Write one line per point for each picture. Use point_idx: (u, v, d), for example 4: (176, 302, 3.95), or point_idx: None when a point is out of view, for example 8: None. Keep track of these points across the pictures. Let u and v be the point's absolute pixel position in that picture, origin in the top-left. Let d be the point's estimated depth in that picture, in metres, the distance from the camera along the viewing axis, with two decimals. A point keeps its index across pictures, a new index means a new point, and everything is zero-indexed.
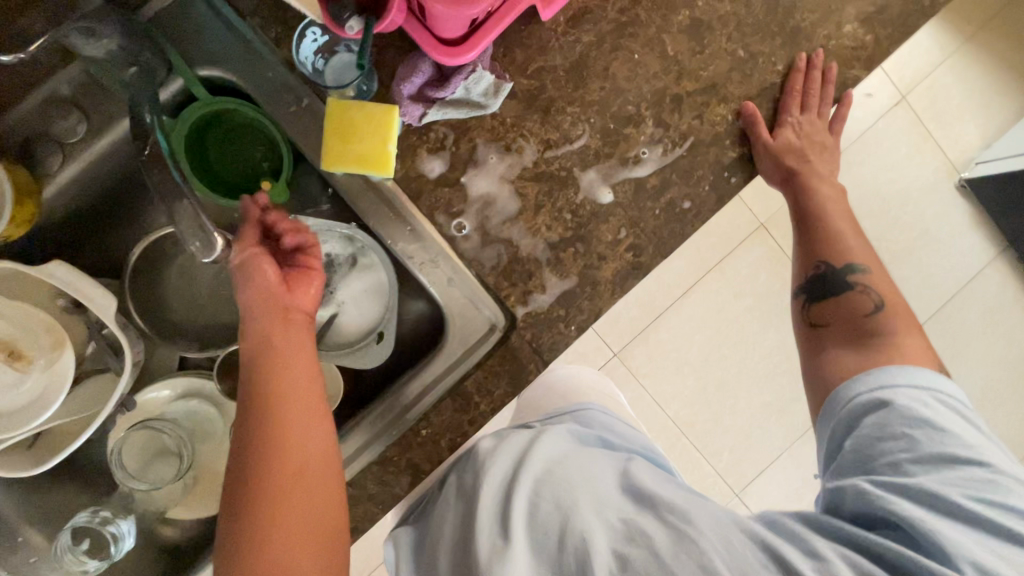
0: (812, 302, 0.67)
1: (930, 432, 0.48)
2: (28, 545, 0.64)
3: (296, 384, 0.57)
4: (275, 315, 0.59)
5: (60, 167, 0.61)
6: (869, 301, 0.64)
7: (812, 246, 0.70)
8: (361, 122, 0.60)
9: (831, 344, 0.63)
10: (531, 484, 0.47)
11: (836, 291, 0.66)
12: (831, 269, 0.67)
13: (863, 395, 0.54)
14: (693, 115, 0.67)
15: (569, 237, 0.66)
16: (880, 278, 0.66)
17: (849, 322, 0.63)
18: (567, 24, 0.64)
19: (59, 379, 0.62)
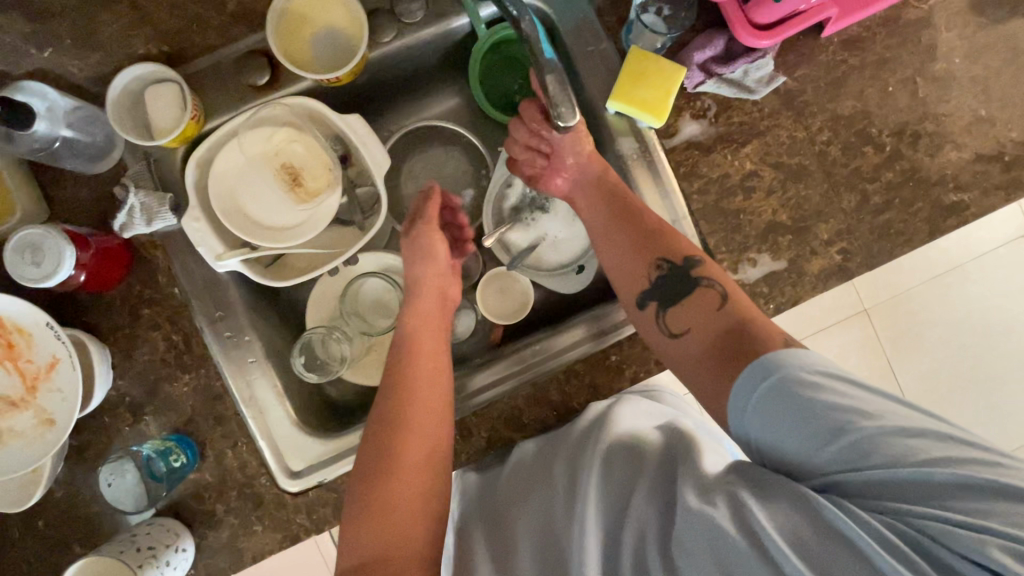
0: (662, 313, 0.62)
1: (861, 398, 0.46)
2: (247, 348, 0.70)
3: (431, 361, 0.65)
4: (421, 313, 0.70)
5: (388, 40, 0.70)
6: (715, 296, 0.59)
7: (656, 244, 0.64)
8: (653, 72, 0.68)
9: (696, 358, 0.57)
10: (602, 453, 0.58)
11: (685, 287, 0.61)
12: (672, 268, 0.63)
13: (790, 373, 0.48)
14: (927, 153, 0.73)
15: (789, 227, 0.72)
16: (711, 263, 0.62)
17: (718, 330, 0.57)
18: (839, 45, 0.73)
19: (320, 215, 0.71)
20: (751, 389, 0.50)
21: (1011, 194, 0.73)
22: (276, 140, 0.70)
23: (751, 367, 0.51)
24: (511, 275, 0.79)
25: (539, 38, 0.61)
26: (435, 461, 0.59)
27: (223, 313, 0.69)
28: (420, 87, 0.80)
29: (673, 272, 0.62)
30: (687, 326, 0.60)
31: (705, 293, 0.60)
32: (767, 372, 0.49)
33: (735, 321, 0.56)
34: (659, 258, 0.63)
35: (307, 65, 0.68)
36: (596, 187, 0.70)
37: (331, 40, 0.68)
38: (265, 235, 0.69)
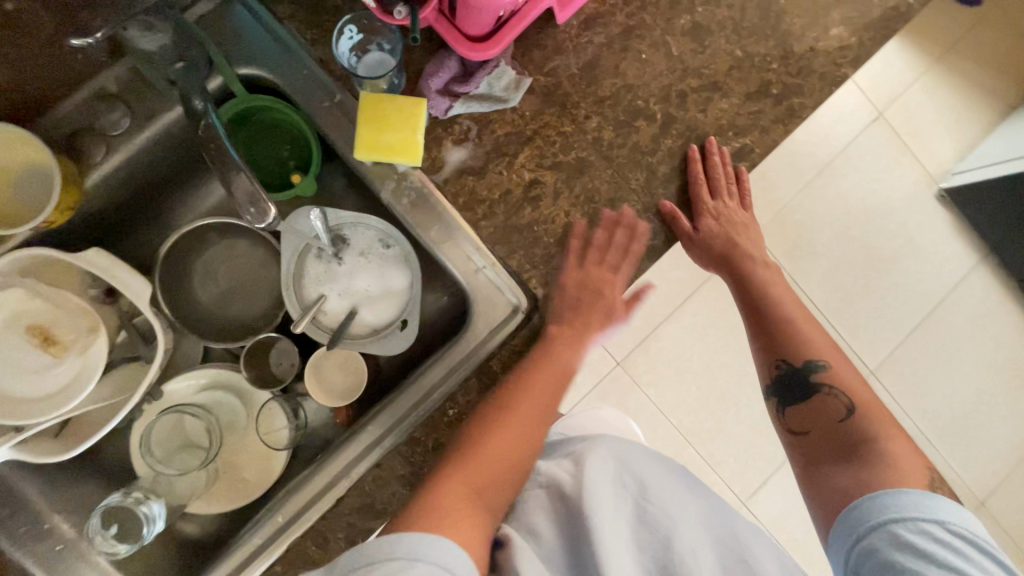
0: (785, 410, 0.72)
1: (952, 554, 0.54)
2: (53, 535, 0.63)
3: (522, 408, 0.64)
4: (547, 367, 0.67)
5: (102, 159, 0.63)
6: (842, 407, 0.68)
7: (774, 347, 0.75)
8: (391, 111, 0.64)
9: (812, 458, 0.68)
10: (636, 496, 0.59)
11: (805, 391, 0.71)
12: (790, 369, 0.73)
13: (879, 520, 0.58)
14: (699, 109, 0.72)
15: (587, 223, 0.70)
16: (838, 372, 0.70)
17: (834, 434, 0.67)
18: (580, 26, 0.70)
19: (91, 364, 0.64)
20: (874, 530, 0.58)
21: (789, 124, 0.73)
22: (9, 303, 0.62)
23: (844, 514, 0.61)
24: (339, 351, 0.74)
25: (218, 133, 0.56)
26: (472, 508, 0.56)
27: (12, 508, 0.62)
28: (175, 190, 0.71)
29: (792, 372, 0.72)
30: (808, 427, 0.70)
31: (829, 404, 0.69)
32: (870, 513, 0.59)
33: (853, 435, 0.66)
34: (779, 359, 0.74)
35: (21, 219, 0.61)
36: (717, 254, 0.80)
37: (33, 189, 0.60)
38: (26, 412, 0.61)
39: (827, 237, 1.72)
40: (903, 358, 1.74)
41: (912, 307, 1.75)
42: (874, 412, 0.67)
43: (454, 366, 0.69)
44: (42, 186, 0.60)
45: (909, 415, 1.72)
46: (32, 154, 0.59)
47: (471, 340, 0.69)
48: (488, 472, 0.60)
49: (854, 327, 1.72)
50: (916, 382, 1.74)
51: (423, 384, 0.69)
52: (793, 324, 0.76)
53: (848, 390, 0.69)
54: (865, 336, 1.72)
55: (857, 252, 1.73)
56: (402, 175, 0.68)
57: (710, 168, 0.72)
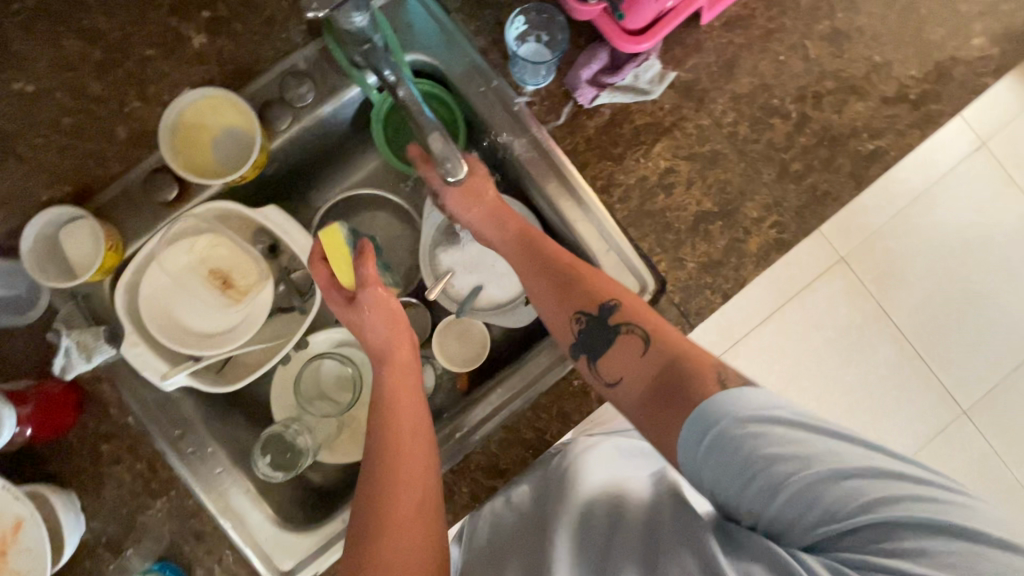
0: (595, 362, 0.58)
1: (815, 448, 0.43)
2: (213, 459, 0.69)
3: (412, 422, 0.59)
4: (395, 370, 0.63)
5: (286, 126, 0.70)
6: (639, 340, 0.56)
7: (568, 296, 0.61)
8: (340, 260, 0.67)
9: (636, 404, 0.53)
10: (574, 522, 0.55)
11: (608, 335, 0.58)
12: (591, 319, 0.59)
13: (728, 422, 0.45)
14: (834, 110, 0.73)
15: (716, 213, 0.72)
16: (625, 304, 0.58)
17: (654, 373, 0.53)
18: (722, 27, 0.73)
19: (259, 308, 0.71)
20: (727, 434, 0.45)
21: (925, 130, 0.74)
22: (199, 249, 0.70)
23: (687, 414, 0.47)
24: (463, 321, 0.79)
25: (417, 99, 0.65)
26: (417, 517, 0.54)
27: (182, 430, 0.68)
28: (333, 162, 0.79)
29: (592, 324, 0.59)
30: (619, 372, 0.56)
31: (626, 339, 0.56)
32: (721, 413, 0.45)
33: (662, 364, 0.52)
34: (575, 312, 0.60)
35: (209, 172, 0.69)
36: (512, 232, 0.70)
37: (222, 155, 0.69)
38: (206, 343, 0.69)
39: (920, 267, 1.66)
40: (996, 400, 1.66)
41: (1010, 347, 1.67)
42: (672, 336, 0.55)
43: None
44: (231, 157, 0.69)
45: (1004, 461, 1.65)
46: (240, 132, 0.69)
47: None
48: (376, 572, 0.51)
49: (945, 362, 1.65)
50: (1005, 426, 1.66)
51: (545, 357, 0.72)
52: (581, 271, 0.62)
53: (640, 317, 0.57)
54: (956, 373, 1.65)
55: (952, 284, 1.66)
56: (545, 152, 0.72)
57: (675, 156, 0.72)
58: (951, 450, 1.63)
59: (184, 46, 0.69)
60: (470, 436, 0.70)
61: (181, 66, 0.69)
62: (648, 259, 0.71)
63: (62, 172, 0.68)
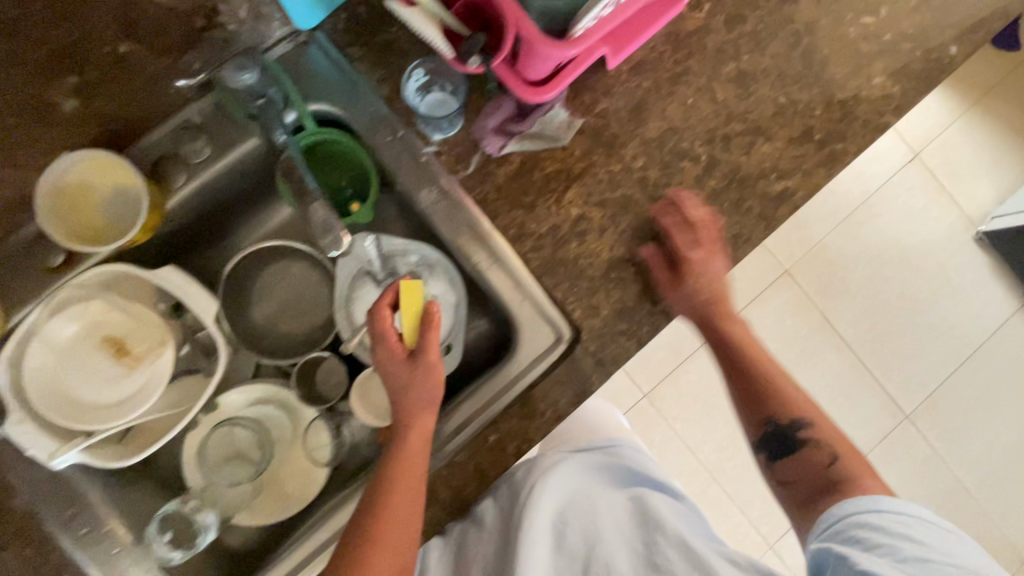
0: (774, 462, 0.71)
1: (905, 540, 0.56)
2: (111, 538, 0.65)
3: (415, 465, 0.62)
4: (417, 417, 0.64)
5: (181, 184, 0.68)
6: (824, 455, 0.69)
7: (758, 404, 0.72)
8: (406, 319, 0.65)
9: (800, 505, 0.68)
10: (557, 516, 0.69)
11: (790, 447, 0.70)
12: (779, 427, 0.71)
13: (853, 517, 0.60)
14: (742, 152, 0.74)
15: (630, 258, 0.72)
16: (818, 423, 0.70)
17: (817, 476, 0.68)
18: (629, 72, 0.73)
19: (158, 375, 0.67)
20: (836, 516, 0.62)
21: (830, 169, 0.75)
22: (91, 315, 0.67)
23: (818, 519, 0.64)
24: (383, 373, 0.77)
25: (299, 162, 0.62)
26: (399, 545, 0.59)
27: (76, 509, 0.65)
28: (243, 213, 0.77)
29: (779, 431, 0.71)
30: (794, 476, 0.69)
31: (814, 455, 0.69)
32: (842, 513, 0.62)
33: (835, 485, 0.66)
34: (766, 419, 0.71)
35: (91, 229, 0.66)
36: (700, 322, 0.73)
37: (107, 215, 0.66)
38: (101, 415, 0.65)
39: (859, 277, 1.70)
40: (939, 404, 1.69)
41: (949, 351, 1.71)
42: (856, 462, 0.68)
43: (495, 391, 0.70)
44: (116, 221, 0.66)
45: (948, 462, 1.67)
46: (132, 205, 0.65)
47: (512, 367, 0.71)
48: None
49: (889, 368, 1.69)
50: (954, 428, 1.68)
51: (463, 409, 0.71)
52: (758, 365, 0.73)
53: (831, 441, 0.69)
54: (899, 378, 1.69)
55: (889, 292, 1.71)
56: (452, 200, 0.70)
57: (588, 202, 0.72)
58: (900, 455, 1.65)
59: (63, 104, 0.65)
60: None
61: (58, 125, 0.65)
62: (562, 307, 0.71)
63: None
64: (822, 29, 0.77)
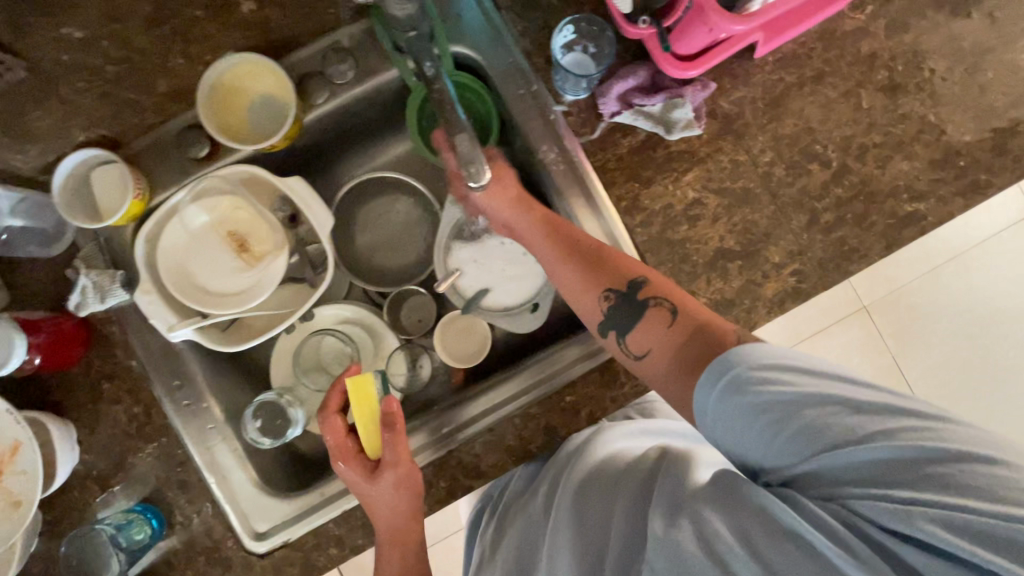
0: (625, 338, 0.58)
1: (804, 378, 0.43)
2: (207, 414, 0.71)
3: (411, 534, 0.64)
4: (402, 512, 0.63)
5: (321, 102, 0.71)
6: (665, 313, 0.56)
7: (600, 272, 0.61)
8: (363, 420, 0.63)
9: (665, 377, 0.53)
10: (573, 503, 0.58)
11: (636, 311, 0.57)
12: (619, 297, 0.59)
13: (748, 370, 0.45)
14: (876, 165, 0.71)
15: (738, 252, 0.71)
16: (653, 280, 0.58)
17: (682, 346, 0.52)
18: (774, 63, 0.71)
19: (269, 277, 0.71)
20: (724, 415, 0.46)
21: (970, 199, 0.71)
22: (221, 208, 0.71)
23: (711, 365, 0.47)
24: (467, 317, 0.80)
25: (451, 96, 0.66)
26: None
27: (181, 382, 0.70)
28: (364, 141, 0.80)
29: (622, 300, 0.58)
30: (647, 346, 0.55)
31: (653, 313, 0.56)
32: (738, 367, 0.45)
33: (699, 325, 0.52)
34: (606, 289, 0.60)
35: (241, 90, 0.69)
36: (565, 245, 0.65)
37: (250, 104, 0.70)
38: (214, 301, 0.70)
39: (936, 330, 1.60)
40: None
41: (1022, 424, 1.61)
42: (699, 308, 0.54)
43: (574, 357, 0.73)
44: (247, 113, 0.70)
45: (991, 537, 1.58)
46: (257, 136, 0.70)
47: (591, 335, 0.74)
48: None
49: None
50: None
51: (543, 366, 0.73)
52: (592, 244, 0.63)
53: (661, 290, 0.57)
54: None
55: (961, 351, 1.61)
56: (571, 162, 0.72)
57: (706, 187, 0.71)
58: None
59: (233, 9, 0.69)
60: (452, 435, 0.72)
61: (227, 29, 0.69)
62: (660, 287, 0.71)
63: (102, 115, 0.69)
64: (989, 51, 0.72)
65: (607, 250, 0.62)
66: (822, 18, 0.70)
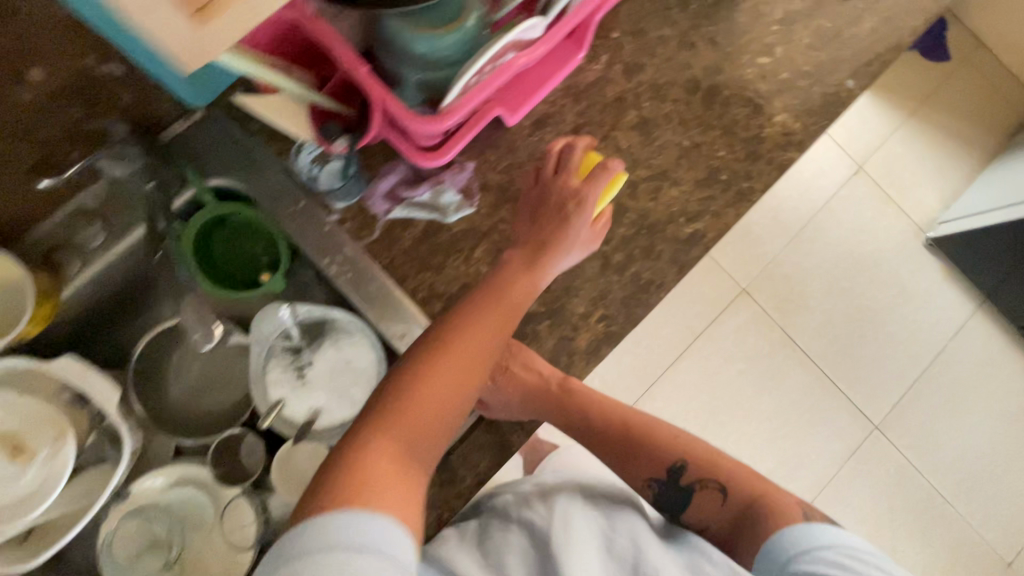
0: (678, 517, 0.74)
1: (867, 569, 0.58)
2: None
3: (382, 470, 0.48)
4: (399, 423, 0.51)
5: (80, 270, 0.68)
6: (716, 490, 0.74)
7: (636, 466, 0.77)
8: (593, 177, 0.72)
9: (724, 540, 0.72)
10: (599, 529, 0.64)
11: (682, 493, 0.74)
12: (662, 483, 0.75)
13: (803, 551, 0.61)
14: (649, 197, 0.75)
15: (544, 313, 0.71)
16: (693, 461, 0.76)
17: (736, 517, 0.71)
18: (532, 126, 0.74)
19: (56, 470, 0.65)
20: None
21: (739, 208, 0.75)
22: None
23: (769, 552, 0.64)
24: (303, 446, 0.74)
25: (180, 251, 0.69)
26: (394, 489, 0.47)
27: None
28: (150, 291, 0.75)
29: (665, 486, 0.75)
30: (703, 520, 0.73)
31: (703, 491, 0.74)
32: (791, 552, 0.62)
33: (741, 509, 0.71)
34: (648, 480, 0.76)
35: None
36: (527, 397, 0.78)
37: None
38: None
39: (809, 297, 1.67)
40: (904, 414, 1.66)
41: (911, 356, 1.69)
42: (725, 468, 0.75)
43: None
44: None
45: (920, 470, 1.63)
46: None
47: None
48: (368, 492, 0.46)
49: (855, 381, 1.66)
50: (924, 435, 1.66)
51: None
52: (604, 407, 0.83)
53: (718, 473, 0.75)
54: (866, 389, 1.66)
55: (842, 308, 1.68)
56: (357, 266, 0.69)
57: (498, 257, 0.71)
58: (874, 468, 1.62)
59: None
60: None
61: None
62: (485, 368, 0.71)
63: None
64: (719, 72, 0.78)
65: (629, 420, 0.81)
66: (563, 76, 0.74)
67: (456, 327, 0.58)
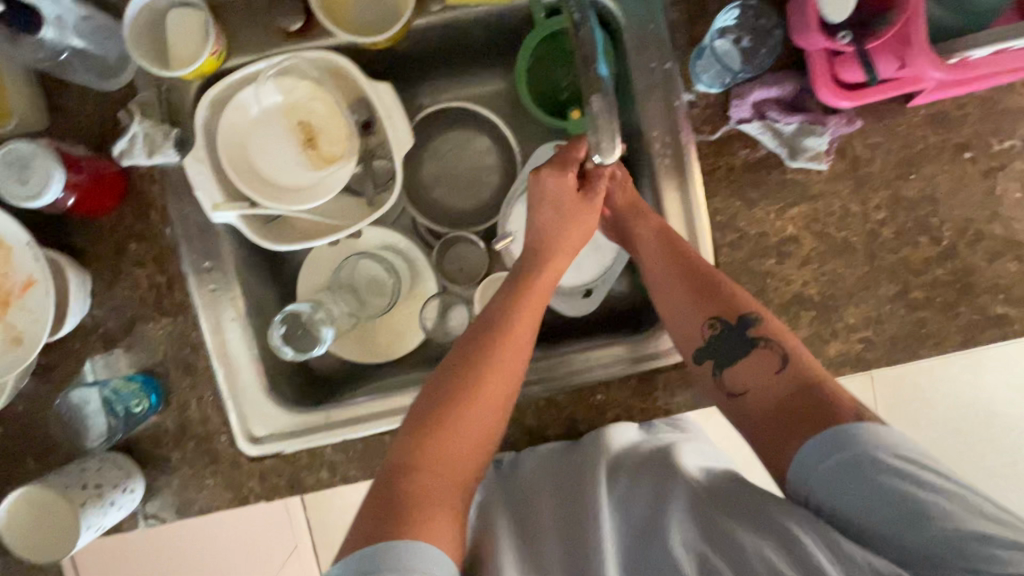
0: (722, 370, 0.59)
1: None
2: (230, 305, 0.67)
3: (501, 386, 0.56)
4: (485, 332, 0.59)
5: (437, 10, 0.64)
6: (775, 357, 0.56)
7: (711, 302, 0.60)
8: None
9: (759, 419, 0.55)
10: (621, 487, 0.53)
11: (741, 350, 0.58)
12: (725, 327, 0.59)
13: None
14: (984, 257, 0.67)
15: (815, 303, 0.67)
16: (766, 319, 0.58)
17: (786, 395, 0.53)
18: (924, 118, 0.66)
19: (331, 182, 0.66)
20: (822, 456, 0.48)
21: None
22: (297, 96, 0.65)
23: None
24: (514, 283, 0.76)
25: (595, 50, 0.52)
26: (473, 427, 0.54)
27: (212, 264, 0.66)
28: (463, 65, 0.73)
29: (728, 331, 0.59)
30: (749, 386, 0.57)
31: (764, 355, 0.57)
32: None
33: (813, 401, 0.51)
34: (714, 316, 0.60)
35: None
36: (654, 238, 0.66)
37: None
38: (269, 193, 0.65)
39: (945, 411, 1.10)
40: None
41: None
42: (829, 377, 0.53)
43: (574, 365, 0.70)
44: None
45: None
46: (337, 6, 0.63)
47: (611, 348, 0.70)
48: (438, 464, 0.51)
49: None
50: None
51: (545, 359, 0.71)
52: (687, 258, 0.63)
53: (790, 344, 0.57)
54: None
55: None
56: (680, 154, 0.66)
57: (807, 226, 0.66)
58: None
59: None
60: None
61: None
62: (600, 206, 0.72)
63: None
64: None
65: (729, 286, 0.61)
66: (993, 85, 0.64)
67: (494, 313, 0.61)
